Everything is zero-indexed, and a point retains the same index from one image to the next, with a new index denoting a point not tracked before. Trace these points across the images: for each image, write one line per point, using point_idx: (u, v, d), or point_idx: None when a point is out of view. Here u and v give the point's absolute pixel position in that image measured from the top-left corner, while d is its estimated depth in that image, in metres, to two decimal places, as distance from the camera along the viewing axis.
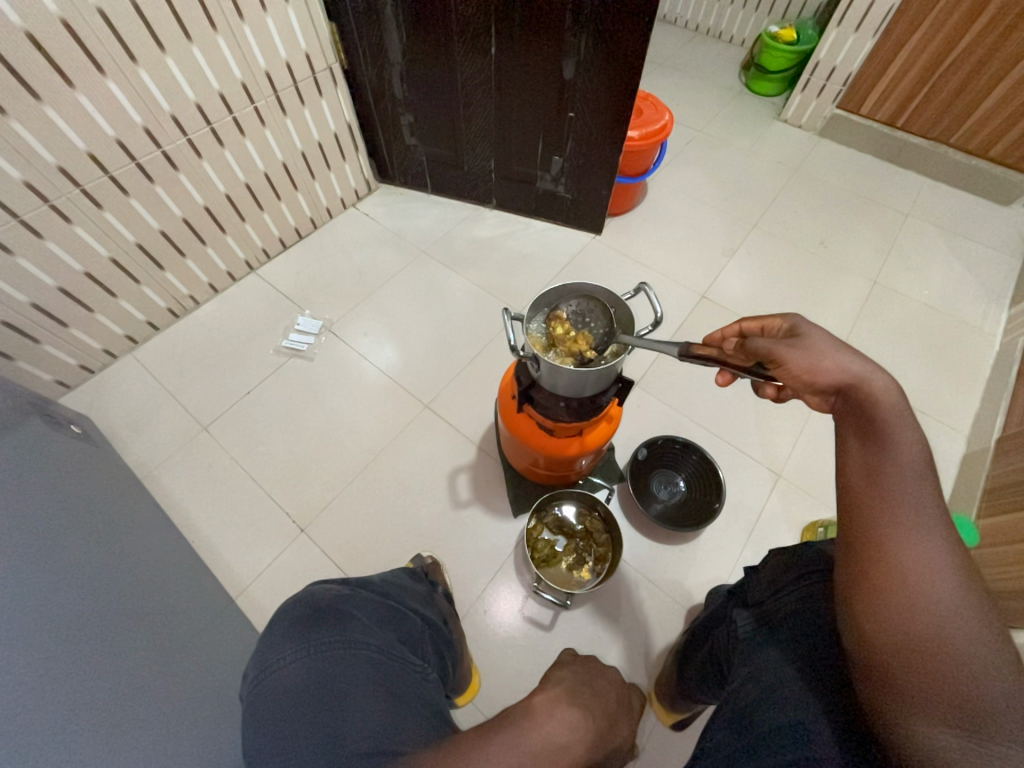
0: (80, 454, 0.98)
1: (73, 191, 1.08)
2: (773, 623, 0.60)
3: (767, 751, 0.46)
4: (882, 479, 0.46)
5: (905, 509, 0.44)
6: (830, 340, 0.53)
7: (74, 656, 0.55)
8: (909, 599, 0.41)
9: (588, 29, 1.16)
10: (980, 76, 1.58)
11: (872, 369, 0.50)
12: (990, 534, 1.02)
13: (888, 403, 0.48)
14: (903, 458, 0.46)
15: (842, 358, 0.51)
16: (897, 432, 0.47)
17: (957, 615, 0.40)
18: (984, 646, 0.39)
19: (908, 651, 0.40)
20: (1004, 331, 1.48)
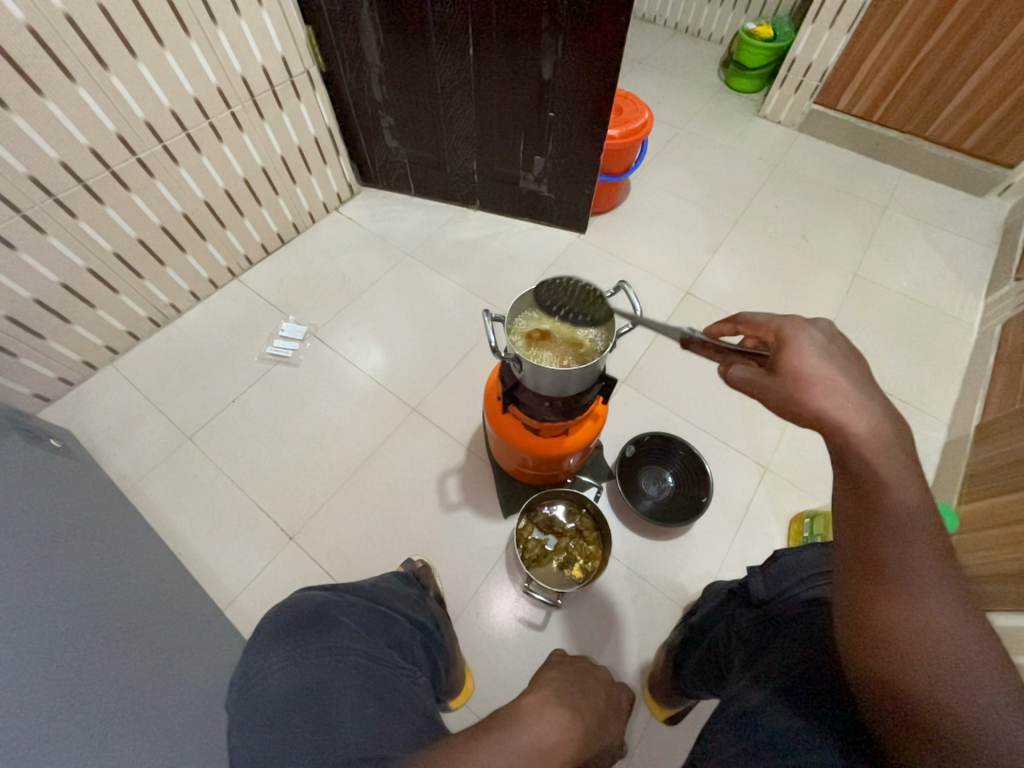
0: (60, 468, 0.97)
1: (46, 201, 1.06)
2: (780, 627, 0.60)
3: (767, 748, 0.47)
4: (869, 509, 0.43)
5: (895, 541, 0.41)
6: (818, 373, 0.51)
7: (59, 672, 0.55)
8: (906, 637, 0.38)
9: (565, 29, 1.16)
10: (952, 70, 1.61)
11: (854, 403, 0.48)
12: (971, 519, 1.04)
13: (872, 436, 0.46)
14: (890, 486, 0.43)
15: (824, 395, 0.49)
16: (881, 462, 0.44)
17: (964, 649, 0.36)
18: (1000, 682, 0.35)
19: (911, 694, 0.37)
20: (981, 319, 1.51)
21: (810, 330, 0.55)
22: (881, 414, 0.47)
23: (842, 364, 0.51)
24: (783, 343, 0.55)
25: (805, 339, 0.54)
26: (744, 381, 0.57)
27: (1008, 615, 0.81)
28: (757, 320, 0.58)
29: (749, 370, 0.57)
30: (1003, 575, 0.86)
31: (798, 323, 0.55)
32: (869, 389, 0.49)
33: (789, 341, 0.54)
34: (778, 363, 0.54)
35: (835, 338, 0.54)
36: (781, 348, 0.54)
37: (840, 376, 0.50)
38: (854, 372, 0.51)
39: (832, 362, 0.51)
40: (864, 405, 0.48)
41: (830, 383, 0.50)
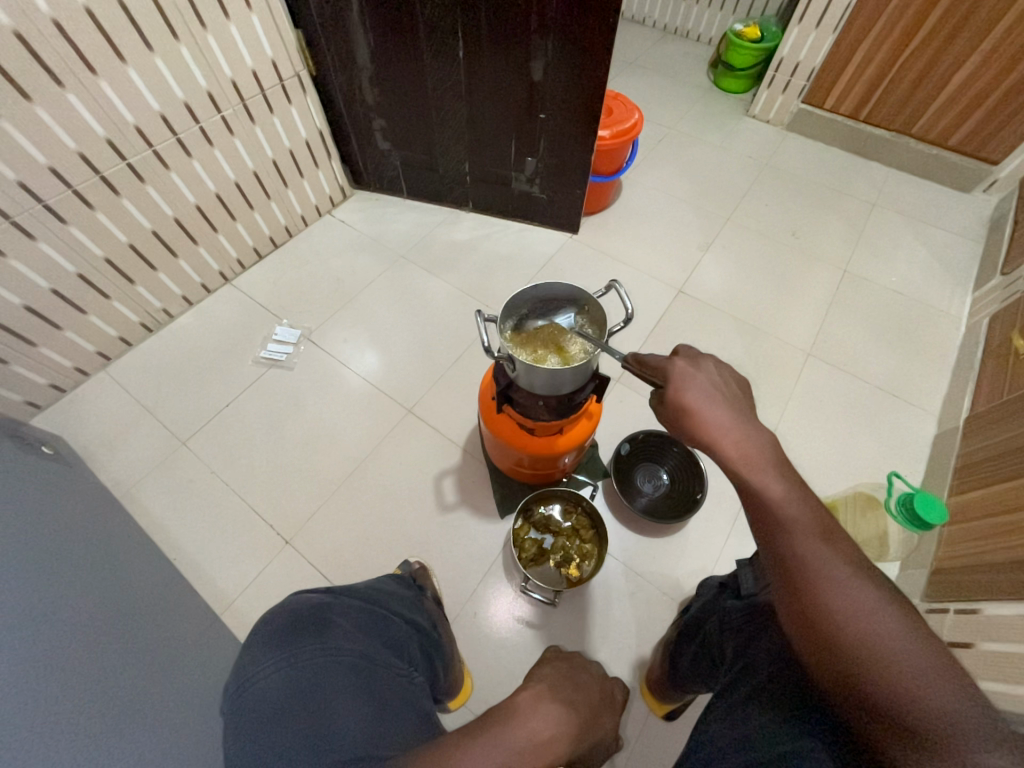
0: (52, 475, 0.96)
1: (35, 207, 1.05)
2: (763, 616, 0.61)
3: (763, 739, 0.47)
4: (768, 521, 0.46)
5: (798, 545, 0.44)
6: (694, 401, 0.53)
7: (54, 679, 0.54)
8: (834, 634, 0.40)
9: (555, 31, 1.17)
10: (937, 68, 1.63)
11: (727, 430, 0.51)
12: (961, 509, 1.05)
13: (744, 456, 0.49)
14: (780, 497, 0.46)
15: (705, 424, 0.52)
16: (763, 477, 0.48)
17: (885, 632, 0.39)
18: (920, 653, 0.38)
19: (852, 687, 0.39)
20: (969, 314, 1.53)
21: (691, 357, 0.58)
22: (754, 432, 0.50)
23: (715, 389, 0.54)
24: (663, 376, 0.57)
25: (680, 366, 0.56)
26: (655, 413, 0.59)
27: (998, 603, 0.82)
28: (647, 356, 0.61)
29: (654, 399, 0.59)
30: (993, 564, 0.88)
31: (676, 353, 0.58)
32: (742, 411, 0.53)
33: (669, 372, 0.56)
34: (664, 396, 0.56)
35: (710, 362, 0.58)
36: (664, 380, 0.57)
37: (713, 402, 0.53)
38: (728, 394, 0.54)
39: (706, 388, 0.54)
40: (737, 426, 0.51)
41: (707, 410, 0.52)
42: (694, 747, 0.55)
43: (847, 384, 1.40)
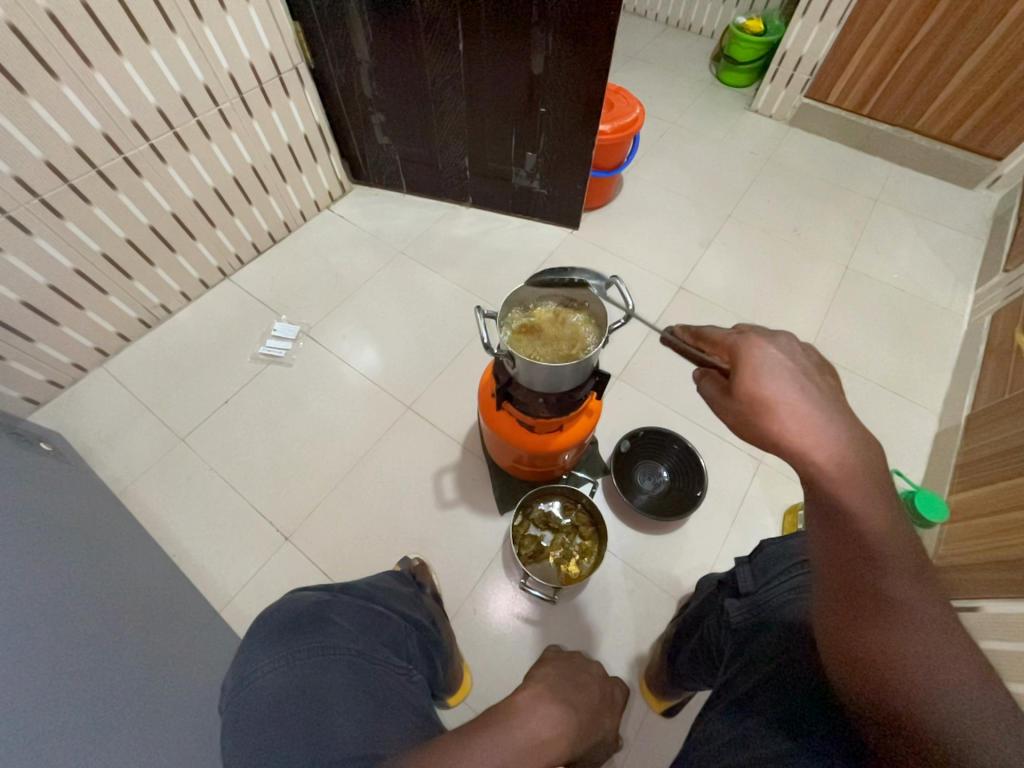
0: (49, 471, 0.96)
1: (31, 201, 1.04)
2: (765, 614, 0.60)
3: (768, 731, 0.47)
4: (837, 532, 0.45)
5: (866, 560, 0.43)
6: (768, 392, 0.52)
7: (53, 676, 0.54)
8: (880, 651, 0.39)
9: (555, 24, 1.16)
10: (941, 63, 1.62)
11: (810, 425, 0.49)
12: (961, 508, 1.05)
13: (834, 458, 0.47)
14: (859, 508, 0.45)
15: (780, 415, 0.51)
16: (846, 483, 0.46)
17: (937, 662, 0.37)
18: (976, 691, 0.35)
19: (885, 705, 0.38)
20: (971, 311, 1.53)
21: (769, 345, 0.56)
22: (836, 433, 0.49)
23: (803, 381, 0.53)
24: (736, 361, 0.57)
25: (757, 356, 0.55)
26: (714, 396, 0.59)
27: (998, 602, 0.82)
28: (717, 338, 0.60)
29: (714, 382, 0.59)
30: (994, 563, 0.87)
31: (752, 337, 0.57)
32: (834, 409, 0.51)
33: (744, 358, 0.55)
34: (734, 383, 0.55)
35: (797, 353, 0.56)
36: (735, 363, 0.56)
37: (800, 393, 0.52)
38: (818, 390, 0.52)
39: (790, 380, 0.53)
40: (825, 425, 0.49)
41: (790, 402, 0.51)
42: (693, 744, 0.55)
43: (848, 381, 1.40)
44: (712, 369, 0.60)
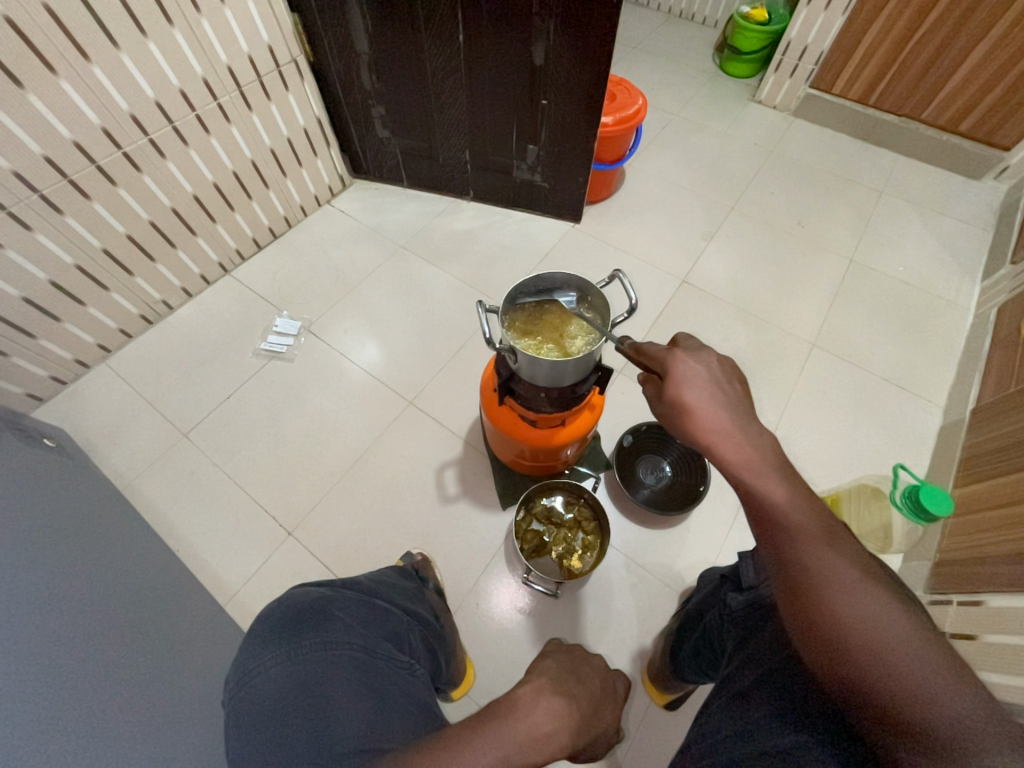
0: (53, 466, 0.96)
1: (31, 197, 1.04)
2: (769, 610, 0.60)
3: (761, 731, 0.47)
4: (769, 522, 0.46)
5: (795, 541, 0.44)
6: (691, 402, 0.54)
7: (58, 672, 0.54)
8: (834, 629, 0.40)
9: (557, 14, 1.14)
10: (949, 51, 1.59)
11: (727, 434, 0.51)
12: (966, 502, 1.05)
13: (745, 457, 0.49)
14: (775, 496, 0.47)
15: (701, 423, 0.53)
16: (761, 478, 0.48)
17: (889, 629, 0.38)
18: (932, 660, 0.36)
19: (851, 682, 0.38)
20: (977, 303, 1.51)
21: (692, 356, 0.58)
22: (752, 434, 0.51)
23: (718, 391, 0.55)
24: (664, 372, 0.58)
25: (682, 365, 0.57)
26: (654, 400, 0.60)
27: (1002, 595, 0.82)
28: (650, 351, 0.61)
29: (652, 389, 0.60)
30: (998, 557, 0.87)
31: (675, 351, 0.58)
32: (742, 413, 0.53)
33: (670, 369, 0.57)
34: (662, 393, 0.57)
35: (714, 362, 0.57)
36: (662, 373, 0.58)
37: (714, 401, 0.54)
38: (729, 396, 0.54)
39: (705, 389, 0.55)
40: (740, 432, 0.51)
41: (705, 410, 0.53)
42: (693, 739, 0.55)
43: (852, 375, 1.39)
44: (649, 376, 0.61)
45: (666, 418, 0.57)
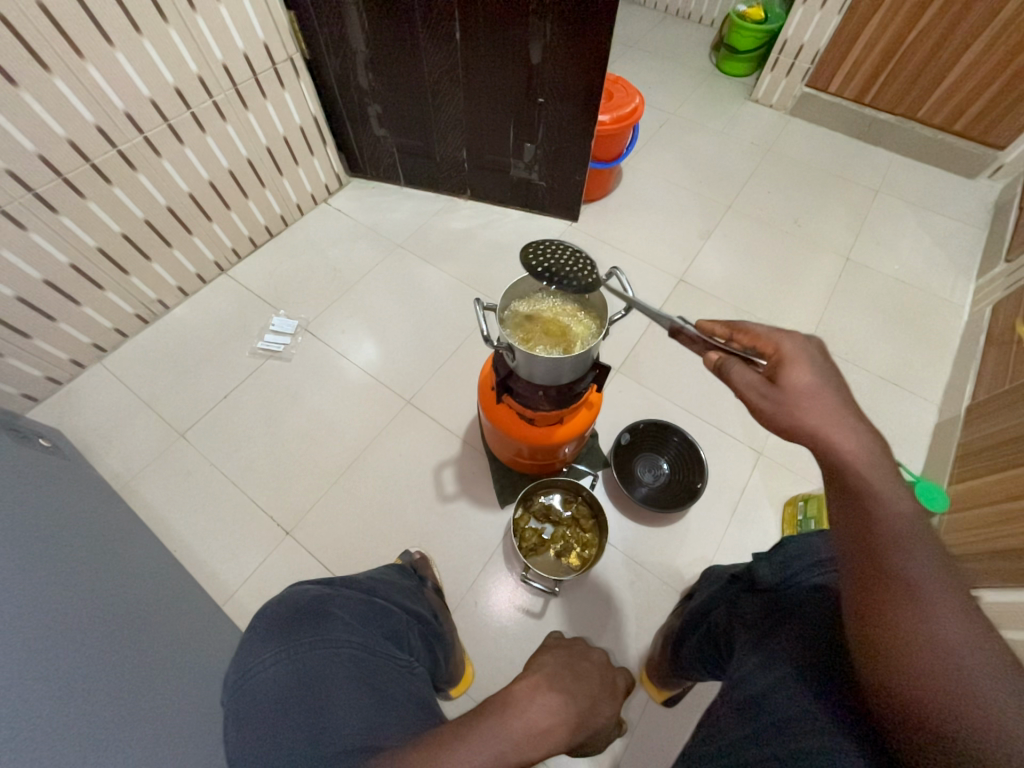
0: (47, 466, 0.95)
1: (25, 196, 1.03)
2: (794, 620, 0.58)
3: (781, 738, 0.47)
4: (854, 511, 0.46)
5: (887, 550, 0.42)
6: (806, 384, 0.55)
7: (55, 673, 0.54)
8: (902, 643, 0.39)
9: (553, 13, 1.14)
10: (944, 50, 1.60)
11: (839, 417, 0.52)
12: (961, 498, 1.05)
13: (852, 447, 0.49)
14: (873, 494, 0.46)
15: (811, 403, 0.54)
16: (866, 471, 0.48)
17: (958, 639, 0.37)
18: (1002, 679, 0.35)
19: (907, 684, 0.38)
20: (971, 301, 1.52)
21: (806, 346, 0.59)
22: (858, 427, 0.51)
23: (836, 381, 0.56)
24: (781, 355, 0.59)
25: (799, 351, 0.58)
26: (741, 380, 0.60)
27: (998, 591, 0.83)
28: (764, 337, 0.61)
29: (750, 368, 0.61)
30: (993, 553, 0.88)
31: (798, 340, 0.59)
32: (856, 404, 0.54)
33: (788, 353, 0.58)
34: (775, 372, 0.58)
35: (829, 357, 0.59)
36: (776, 354, 0.60)
37: (830, 390, 0.55)
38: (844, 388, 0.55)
39: (824, 379, 0.56)
40: (849, 420, 0.52)
41: (819, 393, 0.54)
42: (701, 741, 0.55)
43: (848, 373, 1.39)
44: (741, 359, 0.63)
45: (760, 394, 0.58)
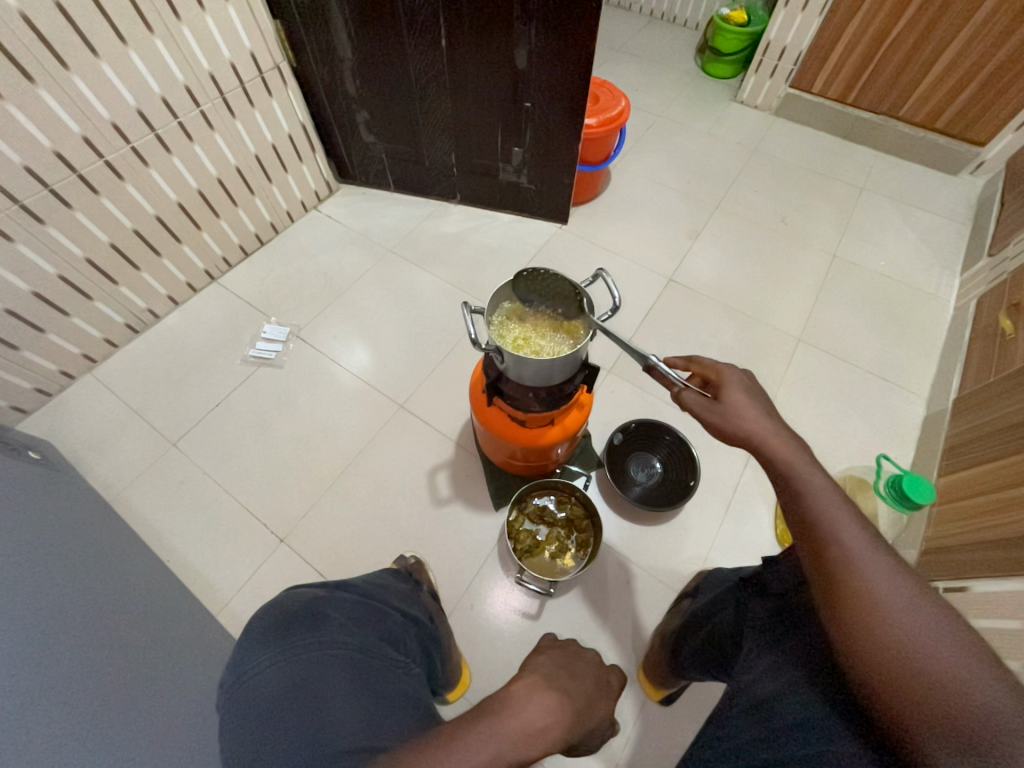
0: (38, 478, 0.95)
1: (12, 207, 1.03)
2: (795, 615, 0.56)
3: (785, 738, 0.46)
4: (804, 514, 0.50)
5: (846, 557, 0.45)
6: (742, 407, 0.62)
7: (48, 684, 0.54)
8: (877, 644, 0.40)
9: (538, 18, 1.16)
10: (923, 50, 1.62)
11: (777, 434, 0.58)
12: (949, 490, 1.07)
13: (792, 457, 0.55)
14: (818, 497, 0.50)
15: (751, 424, 0.60)
16: (805, 477, 0.53)
17: (914, 620, 0.40)
18: (960, 653, 0.38)
19: (877, 671, 0.40)
20: (956, 296, 1.54)
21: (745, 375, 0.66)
22: (789, 438, 0.57)
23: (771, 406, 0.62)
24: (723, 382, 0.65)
25: (736, 377, 0.65)
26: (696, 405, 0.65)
27: (988, 581, 0.83)
28: (704, 364, 0.68)
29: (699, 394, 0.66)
30: (982, 544, 0.89)
31: (737, 369, 0.66)
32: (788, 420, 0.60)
33: (728, 379, 0.65)
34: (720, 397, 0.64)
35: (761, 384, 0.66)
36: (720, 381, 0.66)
37: (764, 412, 0.61)
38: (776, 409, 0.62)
39: (758, 403, 0.62)
40: (784, 435, 0.58)
41: (751, 415, 0.61)
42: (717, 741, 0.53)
43: (837, 369, 1.41)
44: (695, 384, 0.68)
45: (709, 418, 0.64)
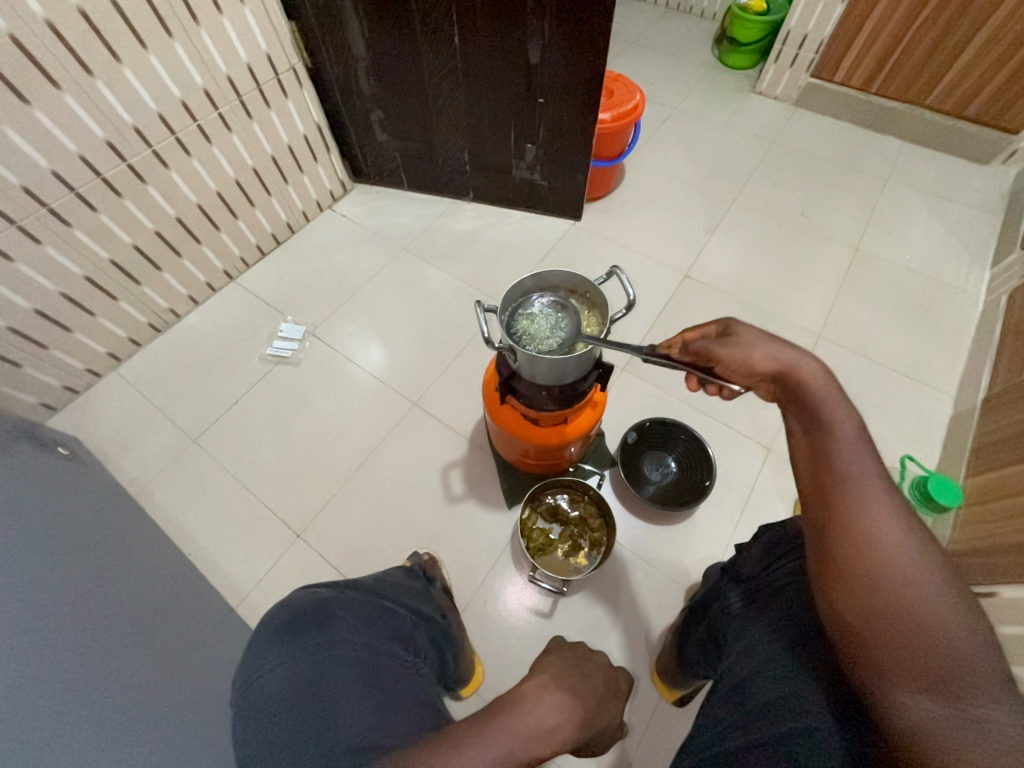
0: (67, 474, 0.98)
1: (40, 210, 1.06)
2: (786, 599, 0.56)
3: (760, 720, 0.46)
4: (818, 451, 0.48)
5: (853, 495, 0.44)
6: (755, 338, 0.57)
7: (76, 674, 0.56)
8: (877, 599, 0.40)
9: (552, 12, 1.14)
10: (954, 34, 1.56)
11: (800, 356, 0.54)
12: (977, 491, 1.04)
13: (817, 382, 0.52)
14: (837, 433, 0.48)
15: (766, 354, 0.56)
16: (826, 408, 0.50)
17: (915, 576, 0.39)
18: (954, 610, 0.38)
19: (870, 622, 0.40)
20: (986, 290, 1.49)
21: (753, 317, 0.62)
22: (805, 360, 0.53)
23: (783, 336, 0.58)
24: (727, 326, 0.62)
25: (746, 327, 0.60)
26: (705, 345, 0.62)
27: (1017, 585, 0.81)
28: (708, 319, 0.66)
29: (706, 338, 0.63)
30: (1012, 547, 0.86)
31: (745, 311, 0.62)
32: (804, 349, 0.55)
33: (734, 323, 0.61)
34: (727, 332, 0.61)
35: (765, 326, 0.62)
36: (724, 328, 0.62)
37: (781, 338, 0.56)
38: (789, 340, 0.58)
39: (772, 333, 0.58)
40: (803, 361, 0.54)
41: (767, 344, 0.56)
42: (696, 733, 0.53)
43: (858, 366, 1.37)
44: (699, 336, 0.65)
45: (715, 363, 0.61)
